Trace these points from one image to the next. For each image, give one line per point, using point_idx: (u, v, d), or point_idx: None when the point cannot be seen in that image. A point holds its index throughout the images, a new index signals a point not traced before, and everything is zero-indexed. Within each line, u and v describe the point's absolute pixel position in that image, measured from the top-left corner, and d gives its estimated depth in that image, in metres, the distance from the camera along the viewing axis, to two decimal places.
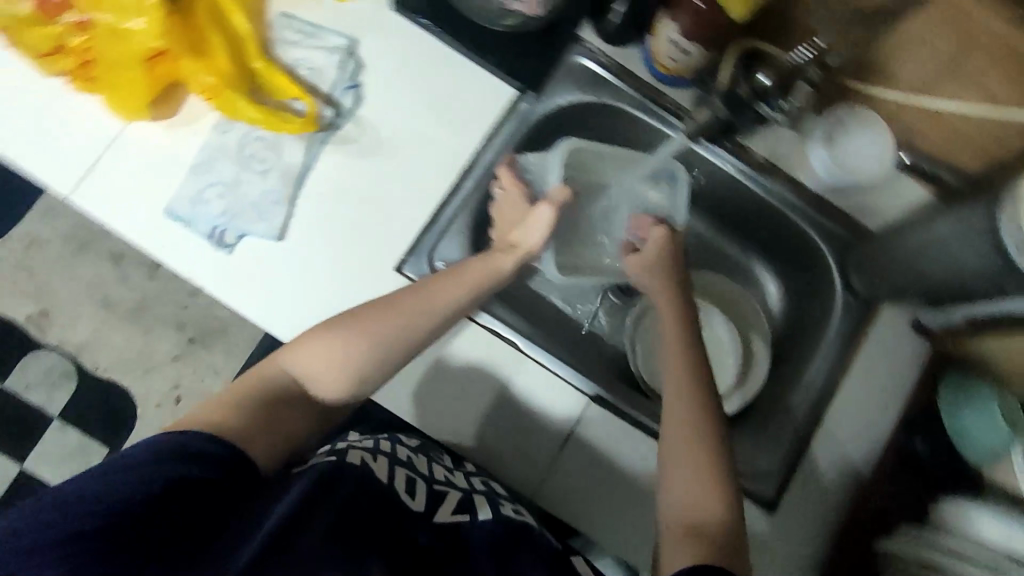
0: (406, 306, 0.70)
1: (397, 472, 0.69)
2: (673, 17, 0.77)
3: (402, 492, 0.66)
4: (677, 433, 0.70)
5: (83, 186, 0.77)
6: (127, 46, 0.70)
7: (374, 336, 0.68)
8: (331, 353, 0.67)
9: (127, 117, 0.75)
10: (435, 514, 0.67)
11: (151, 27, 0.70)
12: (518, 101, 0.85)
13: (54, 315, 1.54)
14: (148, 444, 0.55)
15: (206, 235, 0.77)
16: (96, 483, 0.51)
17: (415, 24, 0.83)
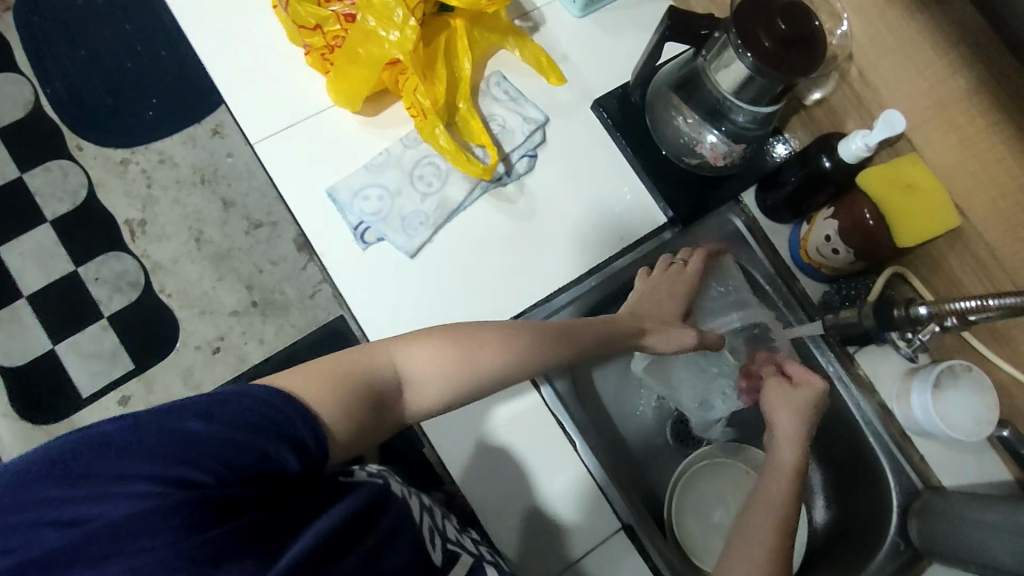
0: (511, 335, 0.72)
1: (424, 517, 0.68)
2: (834, 216, 0.81)
3: (428, 538, 0.65)
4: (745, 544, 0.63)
5: (271, 140, 0.84)
6: (372, 50, 0.78)
7: (476, 356, 0.69)
8: (436, 361, 0.68)
9: (341, 100, 0.83)
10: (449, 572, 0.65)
11: (402, 42, 0.77)
12: (663, 230, 0.90)
13: (149, 229, 1.62)
14: (253, 401, 0.53)
15: (351, 226, 0.83)
16: (196, 427, 0.50)
17: (603, 128, 0.90)
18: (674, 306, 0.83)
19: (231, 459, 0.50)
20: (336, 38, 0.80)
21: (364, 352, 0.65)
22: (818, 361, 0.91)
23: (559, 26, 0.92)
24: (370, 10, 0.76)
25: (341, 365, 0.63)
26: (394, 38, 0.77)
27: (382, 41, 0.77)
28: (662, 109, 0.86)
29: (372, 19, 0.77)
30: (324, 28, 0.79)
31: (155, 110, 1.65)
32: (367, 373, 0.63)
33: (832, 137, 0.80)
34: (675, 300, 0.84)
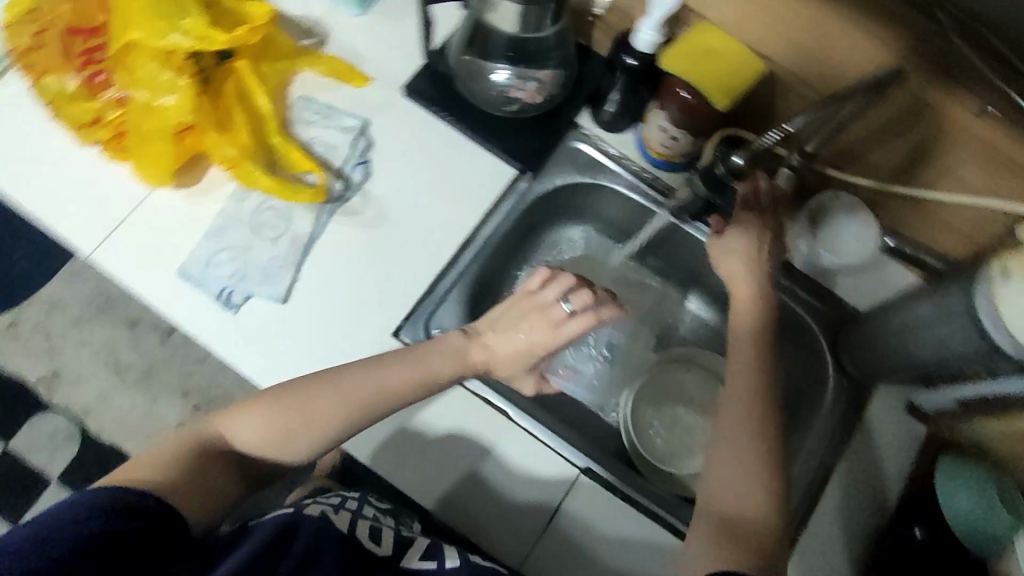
0: (325, 389, 0.72)
1: (360, 522, 0.74)
2: (660, 107, 0.82)
3: (368, 538, 0.71)
4: (729, 456, 0.68)
5: (104, 246, 0.82)
6: (158, 119, 0.77)
7: (306, 416, 0.71)
8: (262, 425, 0.72)
9: (152, 181, 0.79)
10: (401, 559, 0.71)
11: (183, 102, 0.76)
12: (517, 181, 0.90)
13: (65, 377, 1.57)
14: (78, 500, 0.57)
15: (215, 296, 0.81)
16: (30, 539, 0.54)
17: (423, 109, 0.90)
18: (521, 366, 0.77)
19: (76, 552, 0.55)
20: (117, 124, 0.77)
21: (196, 428, 0.72)
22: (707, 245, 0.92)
23: (344, 30, 0.91)
24: (142, 84, 0.76)
25: (181, 447, 0.70)
26: (177, 100, 0.77)
27: (164, 108, 0.77)
28: (467, 70, 0.85)
29: (146, 91, 0.76)
30: (101, 118, 0.77)
31: (24, 261, 1.60)
32: (200, 451, 0.70)
33: (625, 34, 0.81)
34: (523, 350, 0.76)
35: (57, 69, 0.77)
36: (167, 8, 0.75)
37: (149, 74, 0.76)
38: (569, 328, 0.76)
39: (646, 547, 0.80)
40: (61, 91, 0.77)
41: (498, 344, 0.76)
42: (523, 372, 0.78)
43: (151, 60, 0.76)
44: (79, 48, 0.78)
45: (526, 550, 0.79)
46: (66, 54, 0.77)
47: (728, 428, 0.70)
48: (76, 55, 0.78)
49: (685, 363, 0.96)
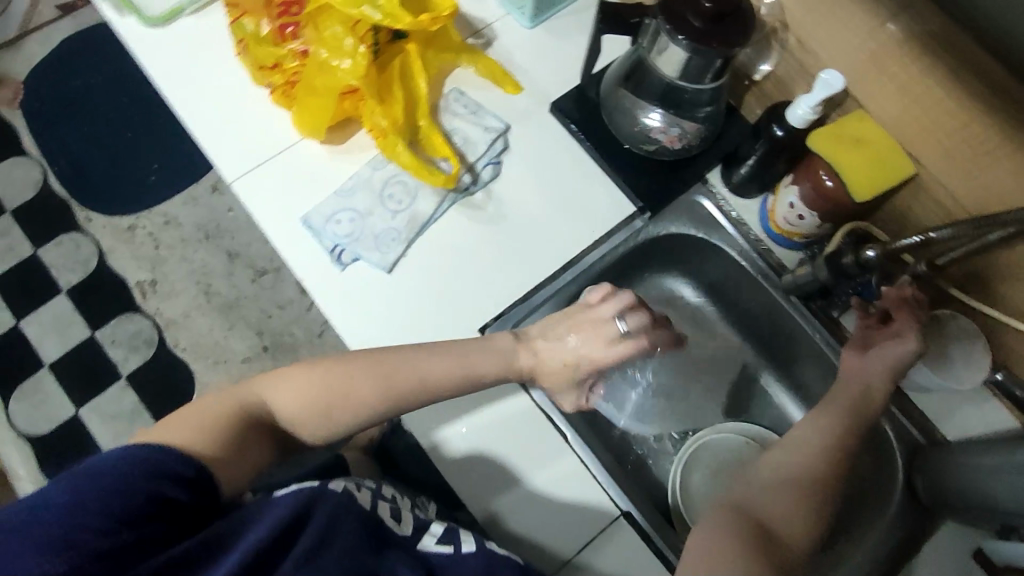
0: (365, 370, 0.75)
1: (380, 503, 0.73)
2: (794, 183, 0.82)
3: (388, 516, 0.72)
4: (784, 481, 0.70)
5: (246, 177, 0.88)
6: (328, 79, 0.83)
7: (345, 390, 0.75)
8: (300, 395, 0.75)
9: (306, 132, 0.86)
10: (419, 541, 0.71)
11: (355, 68, 0.81)
12: (634, 218, 0.91)
13: (160, 287, 1.68)
14: (116, 459, 0.60)
15: (327, 248, 0.86)
16: (71, 494, 0.57)
17: (563, 128, 0.93)
18: (566, 381, 0.80)
19: (118, 508, 0.58)
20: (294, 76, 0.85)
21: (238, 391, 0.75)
22: (802, 331, 0.90)
23: (510, 39, 0.96)
24: (324, 45, 0.82)
25: (221, 407, 0.73)
26: (348, 65, 0.82)
27: (335, 70, 0.82)
28: (615, 103, 0.89)
29: (325, 52, 0.82)
30: (282, 66, 0.85)
31: (157, 174, 1.73)
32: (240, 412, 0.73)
33: (779, 105, 0.82)
34: (573, 362, 0.78)
35: (256, 14, 0.85)
36: None
37: (332, 37, 0.81)
38: (617, 349, 0.77)
39: None
40: (255, 33, 0.85)
41: (547, 351, 0.79)
42: (569, 387, 0.80)
43: (336, 25, 0.81)
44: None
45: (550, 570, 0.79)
46: (267, 1, 0.84)
47: (785, 466, 0.72)
48: (273, 5, 0.84)
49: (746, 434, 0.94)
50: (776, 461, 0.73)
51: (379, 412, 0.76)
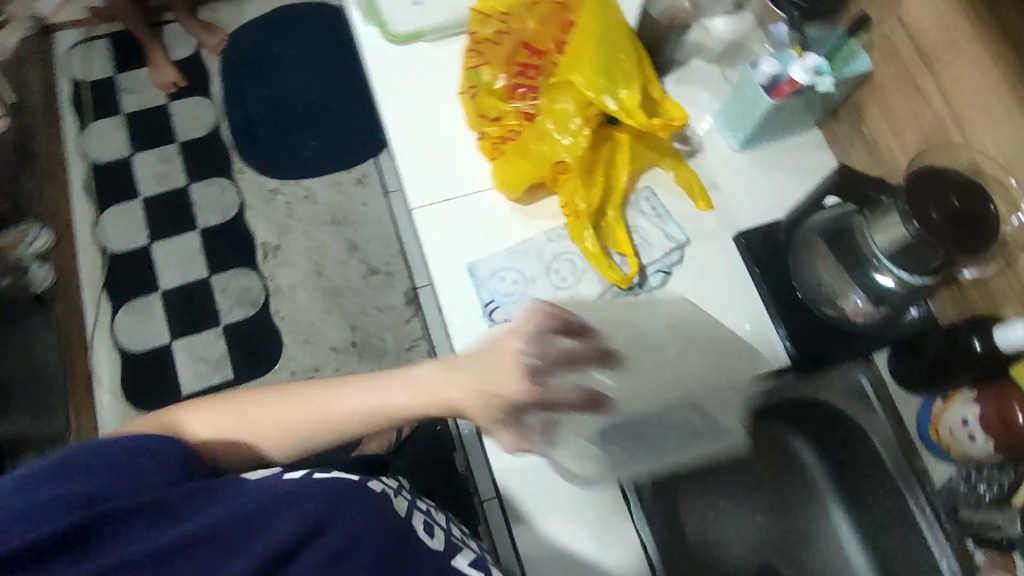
0: (285, 399, 0.63)
1: (415, 513, 0.61)
2: (976, 400, 0.77)
3: (422, 528, 0.59)
4: None
5: (428, 209, 0.90)
6: (542, 144, 0.84)
7: (265, 418, 0.63)
8: (227, 417, 0.64)
9: (501, 186, 0.87)
10: (452, 558, 0.58)
11: (573, 146, 0.82)
12: (784, 372, 0.88)
13: (280, 254, 1.75)
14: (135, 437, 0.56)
15: (482, 301, 0.86)
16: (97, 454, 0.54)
17: (742, 260, 0.91)
18: (493, 419, 0.61)
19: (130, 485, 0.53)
20: (509, 133, 0.88)
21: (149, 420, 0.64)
22: (924, 549, 0.84)
23: (714, 156, 0.96)
24: (550, 114, 0.84)
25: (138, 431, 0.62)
26: (568, 137, 0.83)
27: (552, 141, 0.84)
28: (807, 256, 0.86)
29: (550, 123, 0.84)
30: (503, 121, 0.88)
31: (313, 150, 1.81)
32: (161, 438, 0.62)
33: (986, 320, 0.78)
34: (495, 411, 0.60)
35: (494, 65, 0.90)
36: (610, 72, 0.81)
37: (561, 110, 0.83)
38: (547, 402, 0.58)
39: None
40: (486, 82, 0.90)
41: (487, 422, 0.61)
42: (496, 424, 0.61)
43: (570, 99, 0.83)
44: (519, 59, 0.90)
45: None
46: (510, 58, 0.90)
47: None
48: (513, 63, 0.90)
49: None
50: None
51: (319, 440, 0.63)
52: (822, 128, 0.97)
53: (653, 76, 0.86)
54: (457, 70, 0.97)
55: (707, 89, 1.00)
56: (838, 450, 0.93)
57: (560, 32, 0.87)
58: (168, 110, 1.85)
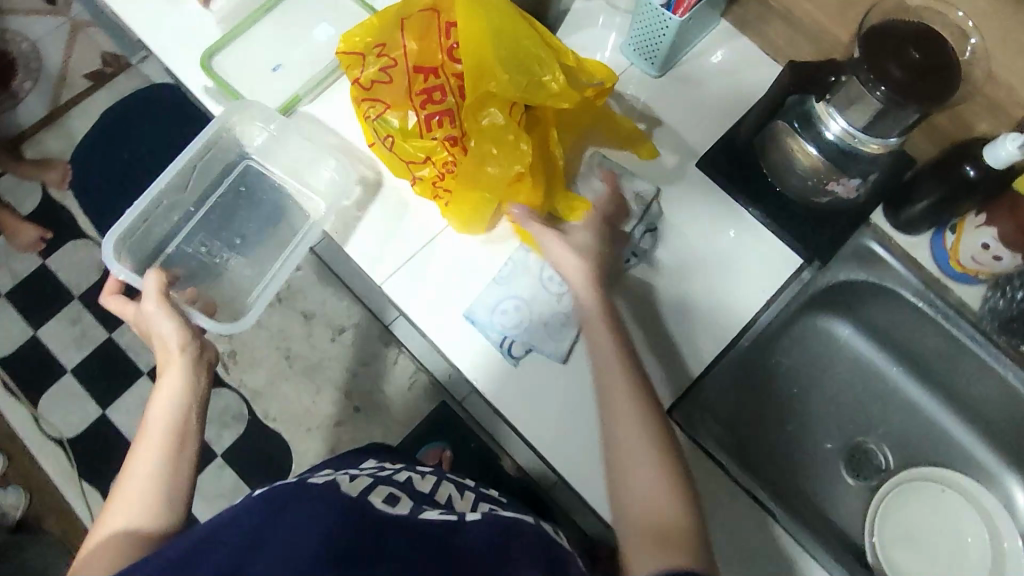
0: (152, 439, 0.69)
1: (379, 487, 0.66)
2: (988, 222, 0.78)
3: (381, 500, 0.62)
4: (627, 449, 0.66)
5: (397, 276, 0.83)
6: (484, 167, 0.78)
7: (140, 457, 0.68)
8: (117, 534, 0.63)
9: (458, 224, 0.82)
10: (421, 513, 0.61)
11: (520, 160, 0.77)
12: (802, 270, 0.86)
13: (240, 358, 1.64)
14: None
15: (495, 343, 0.81)
16: None
17: (715, 183, 0.88)
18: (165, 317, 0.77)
19: None
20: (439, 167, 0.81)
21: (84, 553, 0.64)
22: (991, 370, 0.86)
23: (641, 92, 0.91)
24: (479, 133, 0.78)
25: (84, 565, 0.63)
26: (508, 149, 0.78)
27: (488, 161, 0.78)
28: (777, 153, 0.86)
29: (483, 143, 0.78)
30: (427, 158, 0.82)
31: None
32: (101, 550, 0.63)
33: (969, 143, 0.77)
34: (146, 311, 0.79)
35: (393, 103, 0.82)
36: (532, 69, 0.78)
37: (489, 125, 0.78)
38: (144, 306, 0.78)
39: None
40: (393, 128, 0.82)
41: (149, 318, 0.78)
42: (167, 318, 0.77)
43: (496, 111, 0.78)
44: (419, 88, 0.81)
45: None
46: (408, 90, 0.81)
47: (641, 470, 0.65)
48: (415, 95, 0.81)
49: (943, 481, 0.90)
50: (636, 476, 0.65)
51: (172, 479, 0.67)
52: (727, 17, 0.93)
53: (564, 46, 0.81)
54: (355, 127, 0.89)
55: (603, 28, 0.94)
56: (870, 314, 0.94)
57: (448, 43, 0.80)
58: (48, 269, 1.66)
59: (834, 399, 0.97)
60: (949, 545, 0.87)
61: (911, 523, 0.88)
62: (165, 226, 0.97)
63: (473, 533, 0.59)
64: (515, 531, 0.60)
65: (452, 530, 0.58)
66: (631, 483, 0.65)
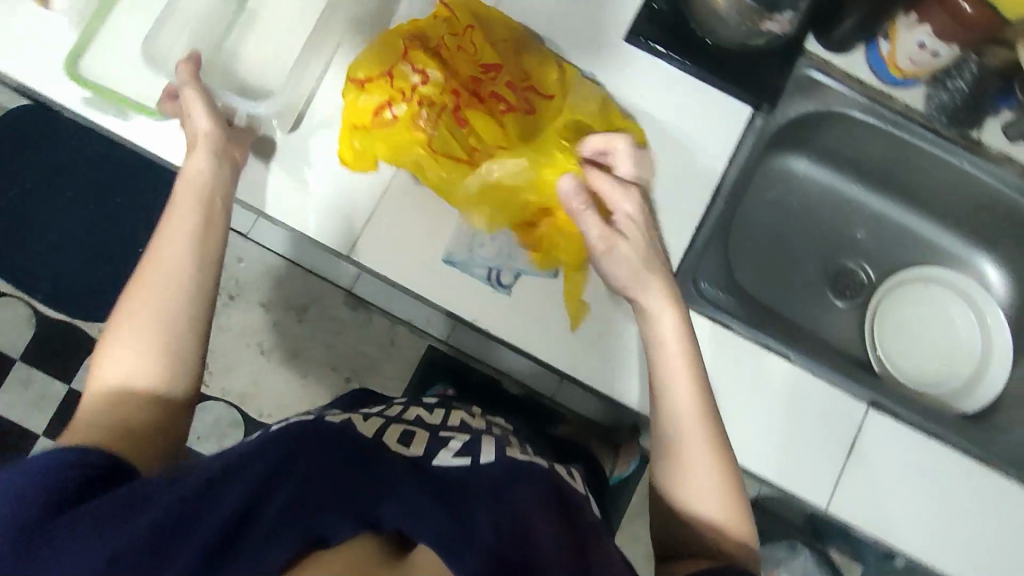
0: (170, 244, 0.61)
1: (393, 425, 0.59)
2: (923, 21, 0.80)
3: (395, 442, 0.55)
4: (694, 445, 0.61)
5: (362, 243, 0.79)
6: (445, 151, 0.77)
7: (150, 269, 0.59)
8: (131, 363, 0.56)
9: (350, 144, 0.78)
10: (433, 458, 0.53)
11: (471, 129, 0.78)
12: (754, 118, 0.86)
13: None
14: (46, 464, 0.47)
15: (484, 278, 0.79)
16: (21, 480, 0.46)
17: (647, 54, 0.85)
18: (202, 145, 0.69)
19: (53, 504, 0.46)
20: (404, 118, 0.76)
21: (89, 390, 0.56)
22: (946, 164, 0.89)
23: None
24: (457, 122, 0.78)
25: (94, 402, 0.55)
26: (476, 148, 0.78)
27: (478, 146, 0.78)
28: (701, 8, 0.83)
29: (464, 135, 0.78)
30: (389, 104, 0.76)
31: None
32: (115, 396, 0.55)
33: None
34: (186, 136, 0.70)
35: (426, 61, 0.77)
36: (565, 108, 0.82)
37: (478, 120, 0.78)
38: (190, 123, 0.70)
39: (936, 469, 0.82)
40: (391, 57, 0.77)
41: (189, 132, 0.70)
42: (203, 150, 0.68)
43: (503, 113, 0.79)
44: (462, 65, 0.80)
45: (823, 506, 0.80)
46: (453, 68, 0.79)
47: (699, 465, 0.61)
48: (462, 77, 0.79)
49: (928, 281, 0.97)
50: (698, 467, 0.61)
51: (192, 283, 0.59)
52: None
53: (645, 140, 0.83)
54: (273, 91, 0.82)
55: None
56: (825, 142, 0.95)
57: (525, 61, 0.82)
58: None
59: (805, 231, 1.00)
60: (943, 334, 0.94)
61: (906, 324, 0.95)
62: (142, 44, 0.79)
63: (478, 476, 0.51)
64: (525, 477, 0.52)
65: (458, 480, 0.50)
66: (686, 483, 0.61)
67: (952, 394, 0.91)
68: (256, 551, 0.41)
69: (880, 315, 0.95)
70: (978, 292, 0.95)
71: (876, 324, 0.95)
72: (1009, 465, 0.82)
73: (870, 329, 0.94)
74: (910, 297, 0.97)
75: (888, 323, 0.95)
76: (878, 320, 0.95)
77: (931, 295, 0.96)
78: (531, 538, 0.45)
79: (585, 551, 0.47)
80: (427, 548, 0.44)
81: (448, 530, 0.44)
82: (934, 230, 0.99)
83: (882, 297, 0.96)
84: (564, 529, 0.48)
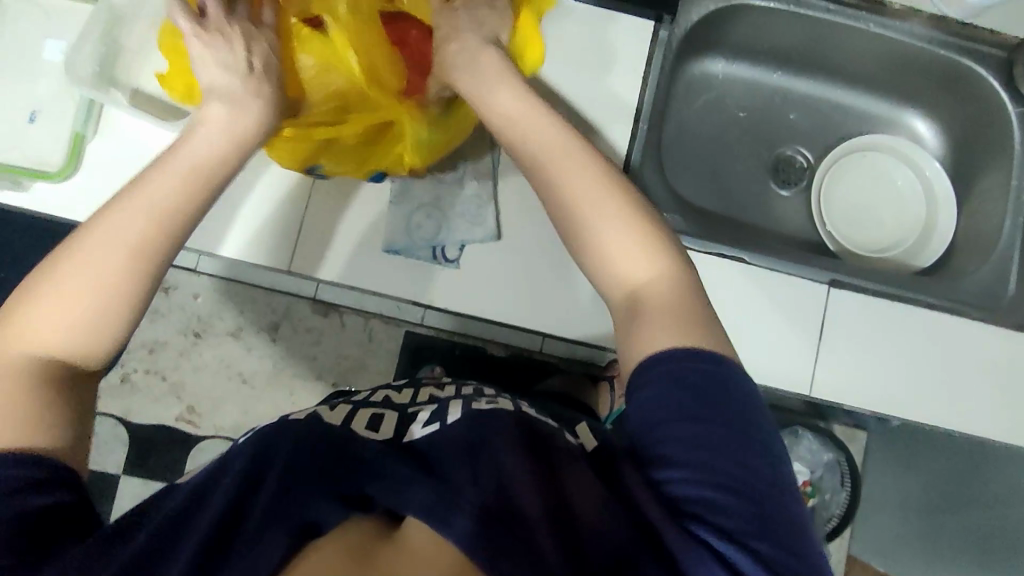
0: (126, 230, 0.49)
1: (359, 408, 0.54)
2: None
3: (363, 426, 0.51)
4: (590, 199, 0.54)
5: (299, 255, 0.77)
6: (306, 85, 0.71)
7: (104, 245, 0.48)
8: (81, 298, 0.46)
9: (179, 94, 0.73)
10: (405, 436, 0.50)
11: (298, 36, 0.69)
12: (659, 31, 0.84)
13: None
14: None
15: (430, 258, 0.78)
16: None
17: None
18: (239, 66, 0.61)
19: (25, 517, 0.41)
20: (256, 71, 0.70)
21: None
22: (856, 30, 0.88)
23: None
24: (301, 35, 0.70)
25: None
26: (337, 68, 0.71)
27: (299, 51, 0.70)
28: None
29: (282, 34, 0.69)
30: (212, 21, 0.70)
31: None
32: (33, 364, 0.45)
33: None
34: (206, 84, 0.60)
35: None
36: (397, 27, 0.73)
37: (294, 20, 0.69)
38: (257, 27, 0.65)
39: (908, 329, 0.83)
40: None
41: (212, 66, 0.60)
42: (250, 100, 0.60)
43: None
44: None
45: (807, 390, 0.82)
46: None
47: (599, 223, 0.54)
48: None
49: (864, 147, 0.97)
50: (600, 223, 0.54)
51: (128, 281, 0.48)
52: None
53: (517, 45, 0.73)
54: (168, 109, 0.76)
55: None
56: (735, 37, 0.93)
57: None
58: None
59: (738, 128, 1.00)
60: (886, 195, 0.96)
61: (852, 197, 0.96)
62: (40, 88, 0.78)
63: (447, 437, 0.48)
64: (493, 423, 0.49)
65: (430, 448, 0.48)
66: (590, 248, 0.54)
67: (909, 253, 0.93)
68: (248, 557, 0.41)
69: (826, 195, 0.96)
70: (909, 145, 0.96)
71: (825, 203, 0.96)
72: (972, 308, 0.85)
73: (818, 211, 0.95)
74: (852, 169, 0.97)
75: (836, 200, 0.96)
76: (827, 199, 0.96)
77: (873, 162, 0.97)
78: (512, 488, 0.44)
79: (563, 491, 0.46)
80: (414, 519, 0.43)
81: (430, 500, 0.43)
82: (858, 97, 1.00)
83: (824, 174, 0.96)
84: (540, 474, 0.46)
